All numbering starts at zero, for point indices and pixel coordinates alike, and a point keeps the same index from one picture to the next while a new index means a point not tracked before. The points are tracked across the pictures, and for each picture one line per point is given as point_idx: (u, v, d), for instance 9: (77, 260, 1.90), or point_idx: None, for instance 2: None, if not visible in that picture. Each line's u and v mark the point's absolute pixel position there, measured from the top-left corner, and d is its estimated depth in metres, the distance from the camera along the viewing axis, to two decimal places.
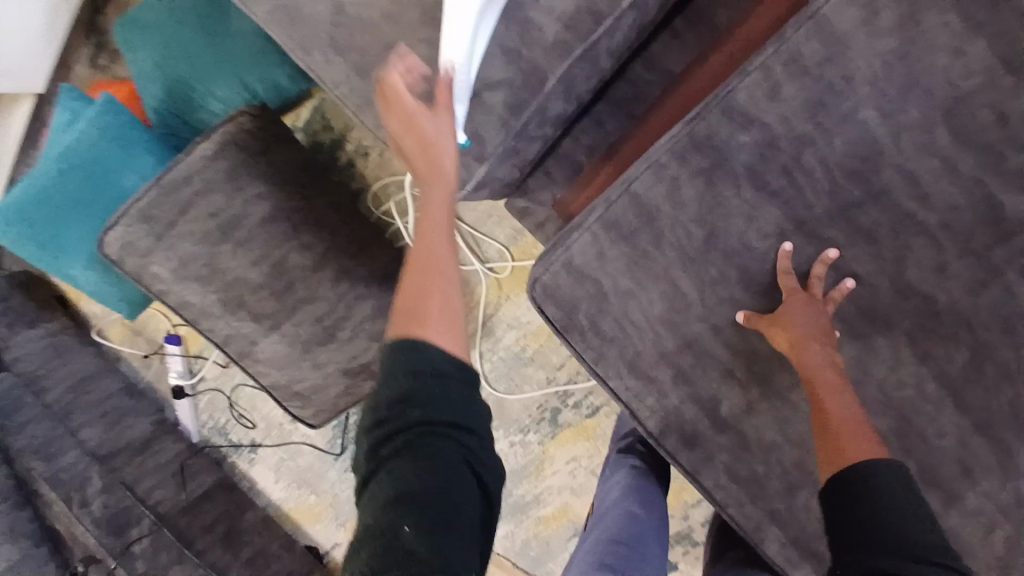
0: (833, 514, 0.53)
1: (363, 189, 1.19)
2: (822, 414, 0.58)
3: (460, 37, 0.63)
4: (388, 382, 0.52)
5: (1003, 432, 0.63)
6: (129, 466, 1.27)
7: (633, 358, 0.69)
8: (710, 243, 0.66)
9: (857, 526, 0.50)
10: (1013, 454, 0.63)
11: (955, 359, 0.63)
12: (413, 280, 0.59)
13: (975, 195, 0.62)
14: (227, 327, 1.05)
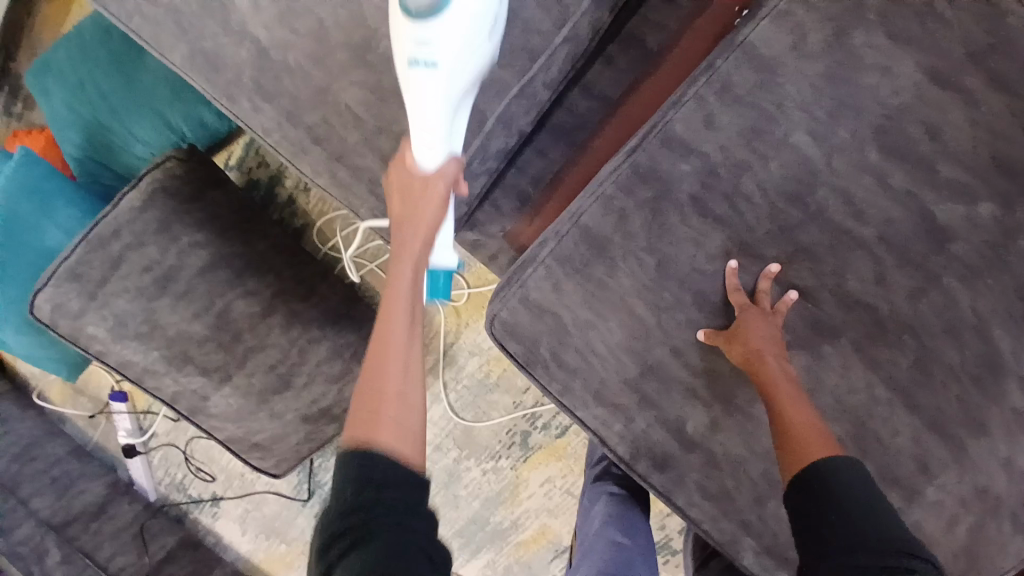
0: (798, 514, 0.53)
1: (308, 224, 1.15)
2: (781, 422, 0.60)
3: (437, 135, 0.61)
4: (342, 475, 0.49)
5: (956, 428, 0.65)
6: (86, 534, 1.26)
7: (598, 388, 0.71)
8: (662, 271, 0.66)
9: (820, 525, 0.51)
10: (967, 448, 0.66)
11: (901, 363, 0.64)
12: (373, 377, 0.55)
13: (912, 212, 0.61)
14: (174, 384, 1.01)
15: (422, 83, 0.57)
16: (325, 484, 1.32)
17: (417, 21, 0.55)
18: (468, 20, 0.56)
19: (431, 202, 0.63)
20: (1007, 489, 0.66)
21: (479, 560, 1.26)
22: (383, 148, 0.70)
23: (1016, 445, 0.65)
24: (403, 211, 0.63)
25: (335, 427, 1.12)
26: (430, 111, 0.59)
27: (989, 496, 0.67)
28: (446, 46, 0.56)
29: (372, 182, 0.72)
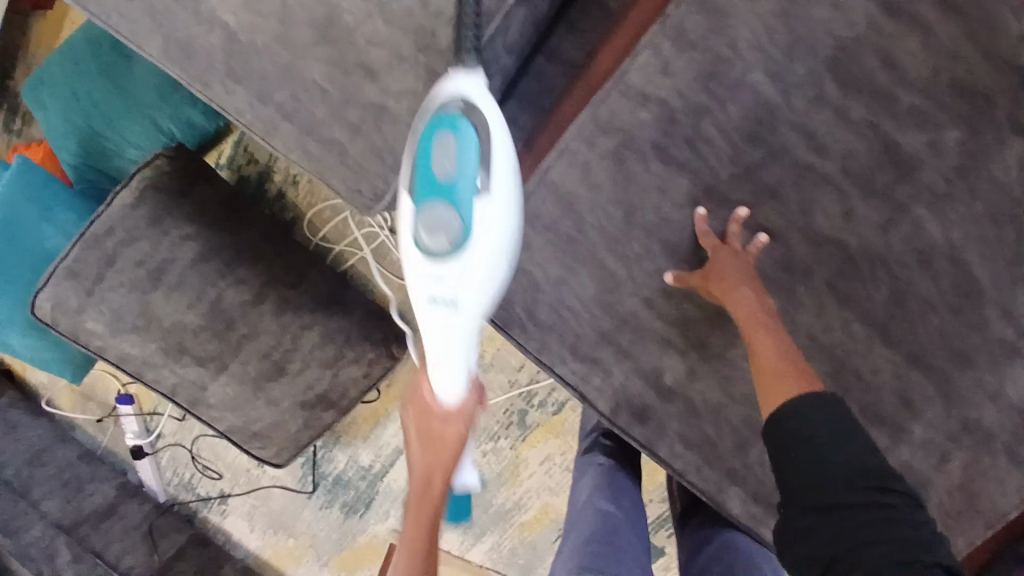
0: (775, 455, 0.54)
1: (299, 216, 1.15)
2: (752, 353, 0.61)
3: (451, 376, 0.64)
4: None
5: (938, 362, 0.65)
6: (95, 534, 1.30)
7: (574, 342, 0.72)
8: (629, 222, 0.67)
9: (795, 468, 0.52)
10: (951, 381, 0.65)
11: (876, 298, 0.64)
12: None
13: (874, 145, 0.61)
14: (172, 375, 1.04)
15: (437, 322, 0.59)
16: (329, 475, 1.33)
17: (436, 268, 0.56)
18: (484, 266, 0.57)
19: (449, 443, 0.70)
20: (996, 422, 0.65)
21: (483, 543, 1.28)
22: (351, 119, 0.71)
23: (1004, 376, 0.64)
24: (428, 442, 0.71)
25: (332, 414, 1.13)
26: (446, 345, 0.60)
27: (978, 431, 0.66)
28: (462, 288, 0.57)
29: (343, 154, 0.73)
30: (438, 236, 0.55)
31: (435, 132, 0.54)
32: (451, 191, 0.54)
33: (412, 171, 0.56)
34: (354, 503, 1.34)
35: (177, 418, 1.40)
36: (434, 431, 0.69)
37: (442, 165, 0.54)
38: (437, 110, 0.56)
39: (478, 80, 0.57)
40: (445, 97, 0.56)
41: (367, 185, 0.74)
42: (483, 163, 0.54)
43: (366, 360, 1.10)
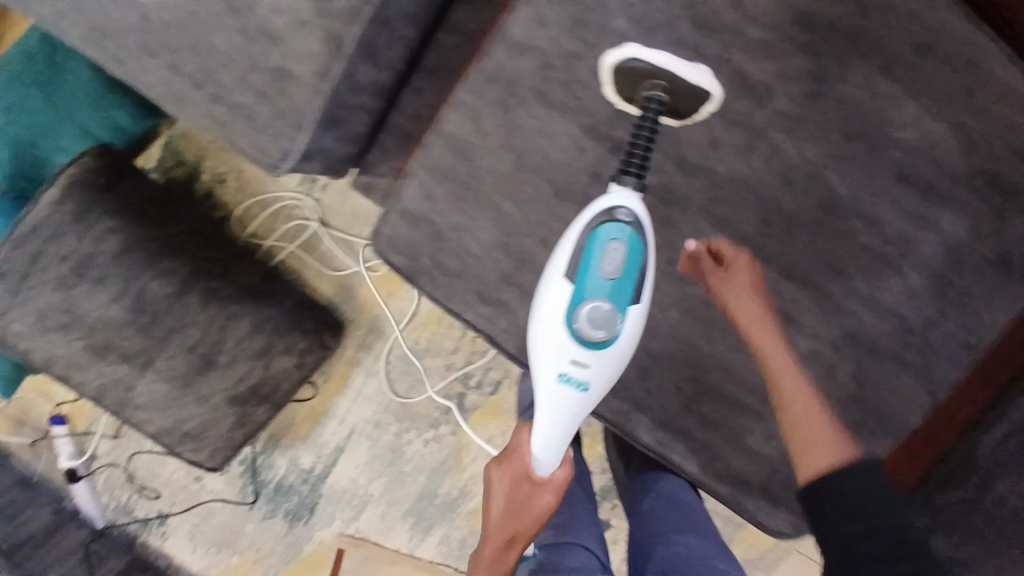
0: (818, 510, 0.56)
1: (226, 216, 1.17)
2: (786, 391, 0.62)
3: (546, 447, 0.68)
4: None
5: (815, 276, 0.70)
6: (34, 559, 1.22)
7: (479, 287, 0.75)
8: (520, 164, 0.72)
9: (843, 519, 0.54)
10: (825, 293, 0.71)
11: (745, 220, 0.70)
12: None
13: (729, 78, 0.68)
14: (98, 375, 1.02)
15: (566, 397, 0.65)
16: (270, 482, 1.30)
17: (581, 345, 0.63)
18: (618, 359, 0.64)
19: (537, 503, 0.73)
20: (876, 328, 0.71)
21: (433, 538, 1.26)
22: (258, 84, 0.75)
23: (872, 284, 0.70)
24: (513, 507, 0.73)
25: (265, 410, 1.11)
26: (563, 421, 0.66)
27: (859, 339, 0.72)
28: (598, 373, 0.64)
29: (251, 118, 0.77)
30: (594, 324, 0.62)
31: (606, 238, 0.62)
32: (612, 291, 0.62)
33: (573, 266, 0.63)
34: (298, 510, 1.30)
35: (111, 435, 1.34)
36: (518, 501, 0.73)
37: (609, 268, 0.62)
38: (606, 217, 0.63)
39: (628, 192, 0.64)
40: (613, 209, 0.63)
41: (273, 145, 0.77)
42: (643, 274, 0.62)
43: (297, 349, 1.10)
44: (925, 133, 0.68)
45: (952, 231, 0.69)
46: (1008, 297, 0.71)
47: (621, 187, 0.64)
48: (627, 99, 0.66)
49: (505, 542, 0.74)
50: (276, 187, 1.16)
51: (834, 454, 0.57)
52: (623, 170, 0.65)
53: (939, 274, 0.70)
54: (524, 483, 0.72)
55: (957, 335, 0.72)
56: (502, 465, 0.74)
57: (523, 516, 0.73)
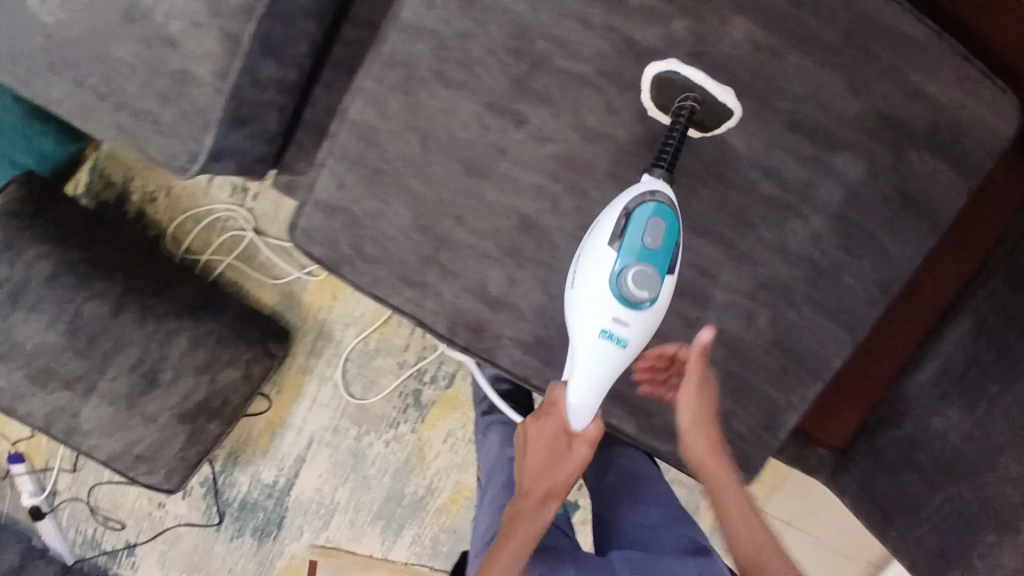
0: None
1: (160, 233, 1.16)
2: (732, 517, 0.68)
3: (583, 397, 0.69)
4: None
5: (722, 230, 0.72)
6: None
7: (402, 270, 0.76)
8: (426, 144, 0.72)
9: None
10: (735, 244, 0.72)
11: None
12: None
13: (615, 43, 0.70)
14: (43, 405, 1.01)
15: (604, 352, 0.67)
16: (233, 501, 1.27)
17: (625, 304, 0.66)
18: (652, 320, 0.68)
19: (573, 452, 0.70)
20: (789, 274, 0.73)
21: (404, 538, 1.27)
22: (161, 89, 0.76)
23: (780, 231, 0.72)
24: (549, 459, 0.70)
25: (217, 425, 1.10)
26: (598, 376, 0.68)
27: (776, 286, 0.73)
28: (637, 331, 0.67)
29: (157, 122, 0.77)
30: (636, 286, 0.65)
31: (645, 212, 0.65)
32: (650, 259, 0.65)
33: (615, 236, 0.66)
34: (265, 526, 1.28)
35: (71, 468, 1.26)
36: (552, 456, 0.71)
37: (649, 239, 0.65)
38: (644, 196, 0.66)
39: (656, 181, 0.68)
40: (649, 190, 0.66)
41: (179, 145, 0.78)
42: (679, 247, 0.66)
43: (242, 361, 1.09)
44: (811, 80, 0.70)
45: (848, 172, 0.72)
46: (912, 233, 0.73)
47: (651, 179, 0.68)
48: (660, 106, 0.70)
49: (541, 496, 0.70)
50: (207, 200, 1.15)
51: None
52: (653, 162, 0.68)
53: (842, 215, 0.72)
54: (558, 437, 0.70)
55: (865, 278, 0.74)
56: (536, 422, 0.72)
57: (559, 467, 0.70)
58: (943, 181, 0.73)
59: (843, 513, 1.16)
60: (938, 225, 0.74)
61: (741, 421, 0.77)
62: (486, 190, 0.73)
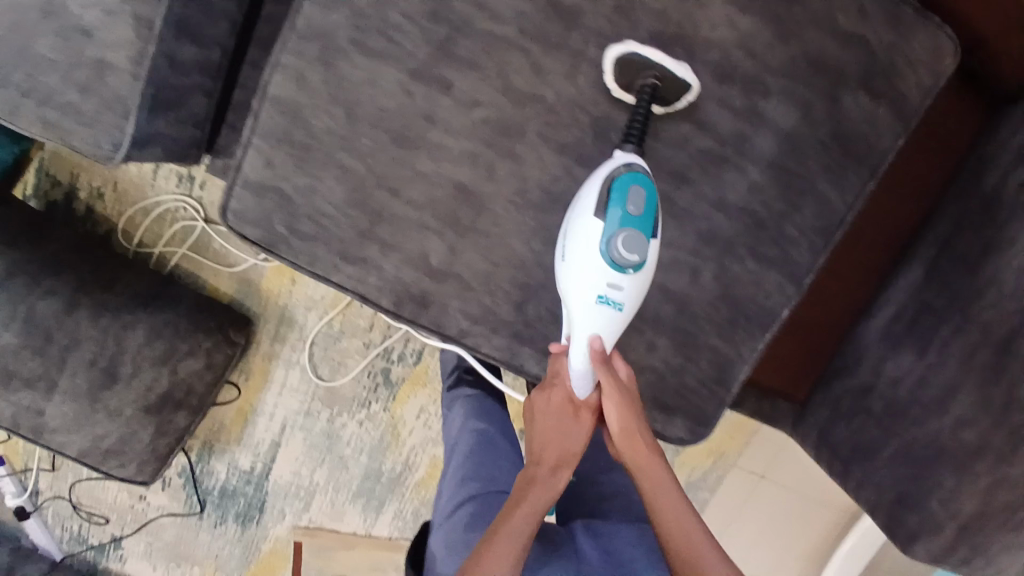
0: None
1: (111, 229, 1.13)
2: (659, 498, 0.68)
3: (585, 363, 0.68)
4: None
5: (660, 186, 0.71)
6: None
7: (341, 248, 0.74)
8: (352, 117, 0.70)
9: None
10: (675, 201, 0.71)
11: (585, 141, 0.71)
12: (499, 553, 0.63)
13: (539, 2, 0.68)
14: (6, 406, 0.98)
15: (601, 318, 0.67)
16: (213, 489, 1.26)
17: (618, 268, 0.65)
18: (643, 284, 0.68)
19: (581, 421, 0.70)
20: (730, 228, 0.72)
21: (386, 513, 1.30)
22: (80, 80, 0.73)
23: (719, 184, 0.71)
24: (558, 426, 0.70)
25: (184, 416, 1.10)
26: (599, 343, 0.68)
27: (717, 240, 0.73)
28: (632, 296, 0.67)
29: (77, 113, 0.74)
30: (626, 251, 0.64)
31: (625, 181, 0.65)
32: (635, 225, 0.65)
33: (598, 207, 0.66)
34: (247, 511, 1.28)
35: (50, 467, 1.22)
36: (560, 425, 0.70)
37: (632, 206, 0.65)
38: (621, 168, 0.66)
39: (628, 156, 0.68)
40: (626, 162, 0.66)
41: (103, 134, 0.75)
42: (661, 211, 0.66)
43: (202, 350, 1.09)
44: (741, 27, 0.68)
45: (783, 120, 0.70)
46: (850, 178, 0.74)
47: (624, 154, 0.68)
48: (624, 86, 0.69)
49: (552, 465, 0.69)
50: (155, 191, 1.12)
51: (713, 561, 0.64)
52: (624, 138, 0.68)
53: (779, 164, 0.71)
54: (568, 409, 0.70)
55: (807, 227, 0.74)
56: (543, 392, 0.71)
57: (569, 436, 0.70)
58: (880, 124, 0.72)
59: (806, 467, 1.18)
60: (875, 170, 0.74)
61: (693, 376, 0.77)
62: (418, 160, 0.71)
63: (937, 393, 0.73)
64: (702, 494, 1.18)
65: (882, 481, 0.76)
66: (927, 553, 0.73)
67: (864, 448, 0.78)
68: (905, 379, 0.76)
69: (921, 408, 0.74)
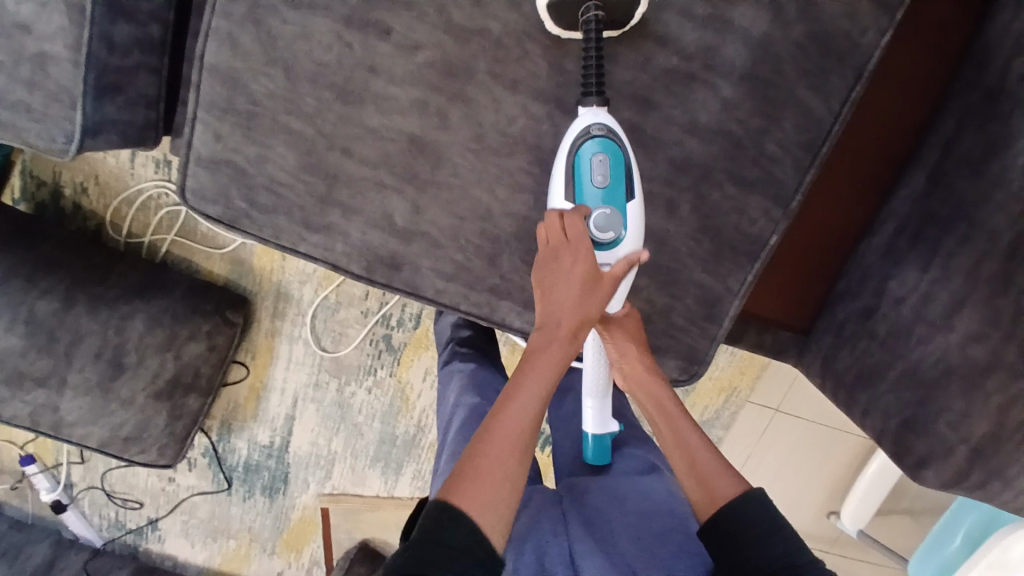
0: (715, 546, 0.57)
1: (100, 223, 1.13)
2: (679, 428, 0.66)
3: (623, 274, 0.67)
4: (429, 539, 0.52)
5: (625, 114, 0.69)
6: None
7: (302, 215, 0.72)
8: (292, 77, 0.67)
9: (737, 551, 0.56)
10: (643, 129, 0.69)
11: (540, 74, 0.68)
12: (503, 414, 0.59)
13: None
14: (22, 405, 1.01)
15: None
16: (237, 465, 1.28)
17: (602, 247, 0.66)
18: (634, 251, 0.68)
19: (605, 287, 0.63)
20: (704, 151, 0.70)
21: (406, 474, 1.30)
22: (23, 75, 0.70)
23: (688, 104, 0.68)
24: (581, 292, 0.62)
25: (196, 397, 1.10)
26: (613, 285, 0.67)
27: (692, 167, 0.70)
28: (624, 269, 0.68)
29: (28, 110, 0.72)
30: (601, 228, 0.65)
31: (587, 155, 0.65)
32: (604, 199, 0.65)
33: (566, 188, 0.67)
34: (272, 483, 1.30)
35: (79, 460, 1.27)
36: (585, 293, 0.62)
37: (598, 178, 0.65)
38: (580, 137, 0.65)
39: (591, 110, 0.66)
40: (585, 127, 0.65)
41: (54, 128, 0.73)
42: (631, 173, 0.66)
43: (203, 333, 1.08)
44: None
45: (751, 26, 0.66)
46: (830, 83, 0.69)
47: (587, 109, 0.66)
48: (569, 25, 0.66)
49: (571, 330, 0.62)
50: (135, 180, 1.11)
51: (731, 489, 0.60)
52: (584, 92, 0.66)
53: (750, 76, 0.68)
54: (584, 274, 0.62)
55: (789, 143, 0.70)
56: (569, 250, 0.62)
57: (592, 300, 0.63)
58: (860, 21, 0.67)
59: (819, 401, 1.16)
60: (860, 72, 0.69)
61: (680, 315, 0.75)
62: (365, 115, 0.69)
63: (942, 308, 0.68)
64: (716, 432, 1.16)
65: (887, 408, 0.72)
66: (941, 479, 0.69)
67: (868, 373, 0.74)
68: (908, 298, 0.71)
69: (926, 326, 0.69)
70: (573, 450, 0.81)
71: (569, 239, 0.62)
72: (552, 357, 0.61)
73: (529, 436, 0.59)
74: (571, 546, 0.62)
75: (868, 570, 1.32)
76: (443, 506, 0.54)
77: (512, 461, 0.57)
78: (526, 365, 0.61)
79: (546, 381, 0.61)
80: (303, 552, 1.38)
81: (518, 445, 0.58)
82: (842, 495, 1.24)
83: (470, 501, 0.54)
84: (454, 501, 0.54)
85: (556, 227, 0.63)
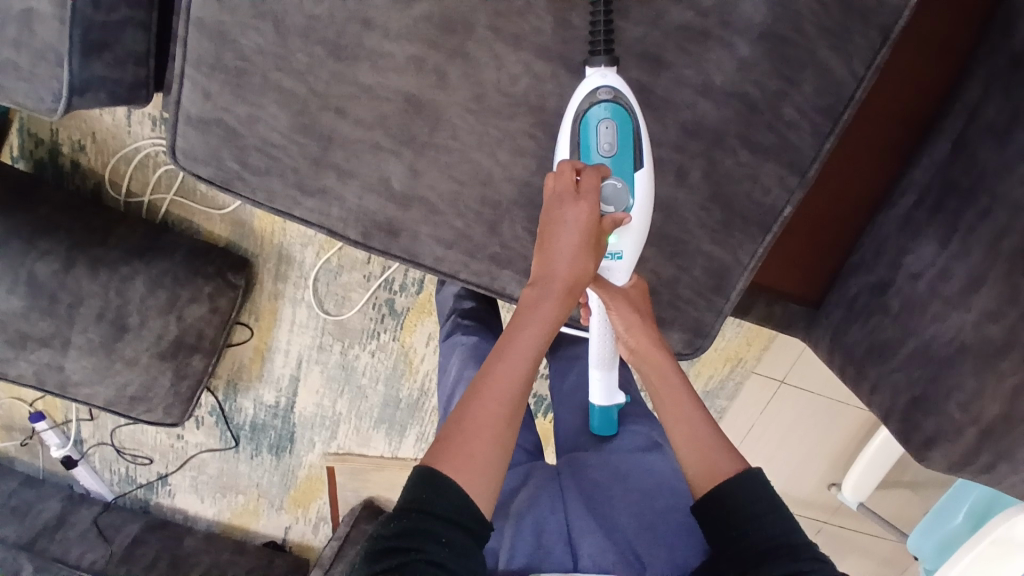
0: (712, 524, 0.56)
1: (99, 181, 1.11)
2: (675, 400, 0.64)
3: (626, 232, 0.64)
4: (414, 511, 0.51)
5: (633, 74, 0.65)
6: (53, 542, 1.27)
7: (296, 178, 0.69)
8: (281, 30, 0.64)
9: (726, 525, 0.55)
10: (652, 90, 0.65)
11: (544, 29, 0.64)
12: (492, 374, 0.57)
13: None
14: (28, 365, 1.01)
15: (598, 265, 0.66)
16: (244, 424, 1.30)
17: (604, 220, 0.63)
18: (641, 224, 0.65)
19: (602, 244, 0.60)
20: (717, 116, 0.66)
21: (409, 435, 1.31)
22: (10, 35, 0.67)
23: (700, 64, 0.65)
24: (580, 246, 0.58)
25: (200, 358, 1.10)
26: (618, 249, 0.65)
27: (703, 132, 0.67)
28: (629, 242, 0.65)
29: (16, 69, 0.69)
30: (606, 200, 0.61)
31: (594, 120, 0.62)
32: (613, 168, 0.62)
33: (572, 154, 0.64)
34: (279, 442, 1.32)
35: (88, 417, 1.29)
36: (584, 249, 0.59)
37: (605, 146, 0.62)
38: (587, 101, 0.62)
39: (598, 71, 0.63)
40: (592, 91, 0.62)
41: (41, 87, 0.70)
42: (639, 141, 0.63)
43: (205, 295, 1.06)
44: None
45: None
46: (854, 40, 0.64)
47: (595, 69, 0.63)
48: None
49: (568, 287, 0.59)
50: (132, 137, 1.08)
51: (731, 466, 0.58)
52: (591, 51, 0.63)
53: (767, 33, 0.64)
54: (588, 228, 0.58)
55: (808, 105, 0.66)
56: (572, 199, 0.59)
57: (591, 255, 0.59)
58: None
59: (827, 373, 1.13)
60: (889, 32, 0.63)
61: (686, 287, 0.72)
62: (359, 73, 0.65)
63: (959, 287, 0.64)
64: (720, 402, 1.15)
65: (897, 386, 0.69)
66: (946, 461, 0.67)
67: (878, 349, 0.71)
68: (925, 273, 0.68)
69: (941, 303, 0.66)
70: (575, 423, 0.80)
71: (576, 190, 0.59)
72: (547, 315, 0.58)
73: (519, 399, 0.57)
74: (569, 523, 0.62)
75: (867, 540, 1.33)
76: (428, 476, 0.52)
77: (501, 426, 0.56)
78: (519, 320, 0.58)
79: (538, 341, 0.58)
80: (310, 508, 1.41)
81: (507, 408, 0.56)
82: (845, 467, 1.23)
83: (455, 469, 0.53)
84: (438, 468, 0.53)
85: (565, 175, 0.60)
